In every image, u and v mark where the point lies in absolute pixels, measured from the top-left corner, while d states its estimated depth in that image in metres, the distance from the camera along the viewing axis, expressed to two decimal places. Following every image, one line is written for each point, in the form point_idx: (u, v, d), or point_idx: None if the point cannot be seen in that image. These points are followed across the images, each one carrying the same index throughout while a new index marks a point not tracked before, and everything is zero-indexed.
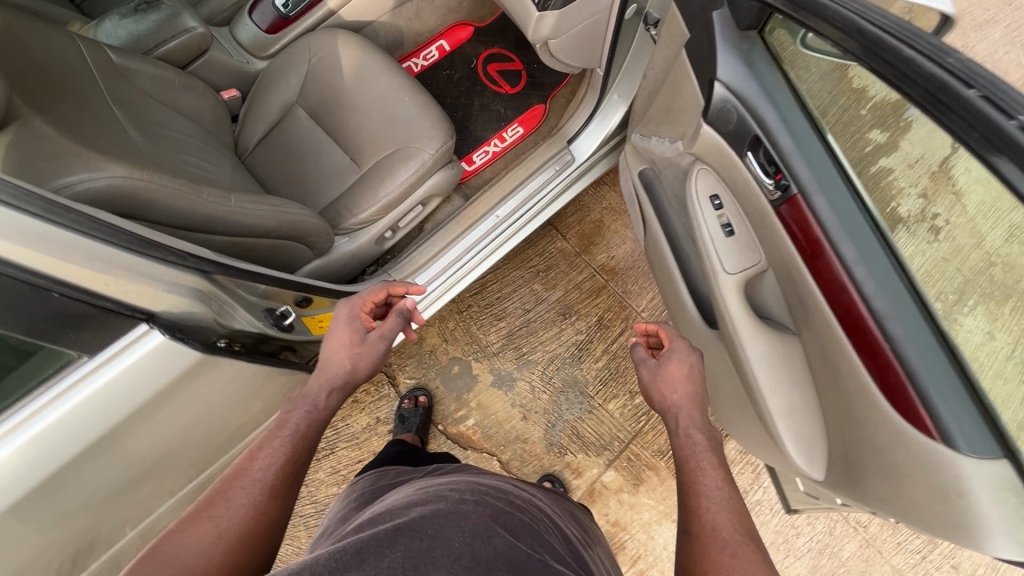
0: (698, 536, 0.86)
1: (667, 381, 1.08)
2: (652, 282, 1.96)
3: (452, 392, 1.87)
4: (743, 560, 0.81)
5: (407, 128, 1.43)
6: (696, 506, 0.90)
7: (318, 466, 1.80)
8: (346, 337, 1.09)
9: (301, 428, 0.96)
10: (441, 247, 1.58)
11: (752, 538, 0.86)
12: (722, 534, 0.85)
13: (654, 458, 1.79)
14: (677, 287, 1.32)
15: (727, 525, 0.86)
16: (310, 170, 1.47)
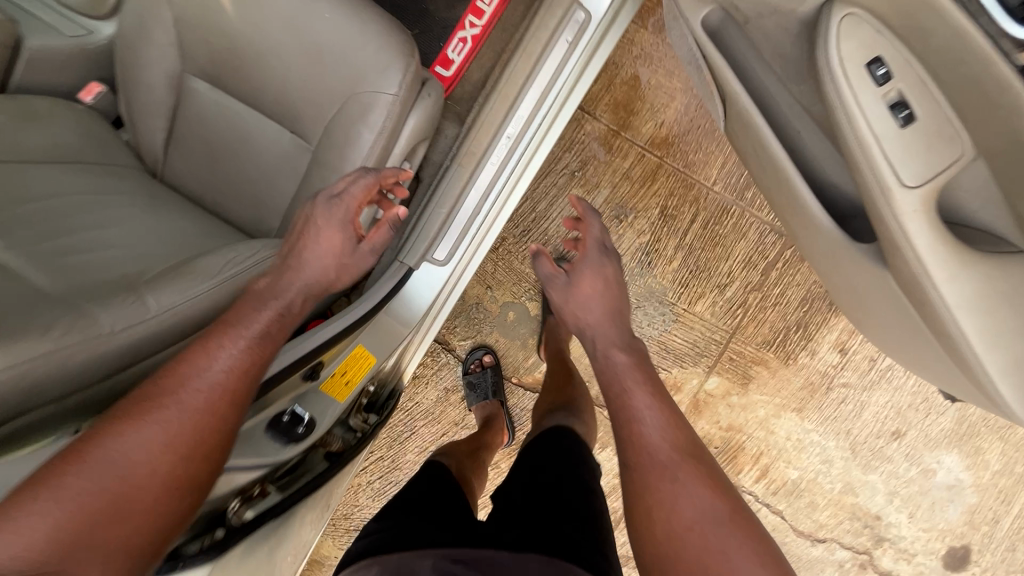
0: (642, 471, 0.89)
1: (579, 298, 1.10)
2: (718, 143, 1.52)
3: (515, 341, 1.64)
4: (683, 479, 0.86)
5: (346, 65, 0.95)
6: (633, 436, 0.92)
7: (405, 449, 1.70)
8: (335, 242, 0.93)
9: (254, 331, 0.84)
10: (453, 202, 1.19)
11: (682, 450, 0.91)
12: (658, 457, 0.89)
13: (760, 352, 1.56)
14: (792, 188, 0.92)
15: (661, 445, 0.90)
16: (247, 164, 1.07)
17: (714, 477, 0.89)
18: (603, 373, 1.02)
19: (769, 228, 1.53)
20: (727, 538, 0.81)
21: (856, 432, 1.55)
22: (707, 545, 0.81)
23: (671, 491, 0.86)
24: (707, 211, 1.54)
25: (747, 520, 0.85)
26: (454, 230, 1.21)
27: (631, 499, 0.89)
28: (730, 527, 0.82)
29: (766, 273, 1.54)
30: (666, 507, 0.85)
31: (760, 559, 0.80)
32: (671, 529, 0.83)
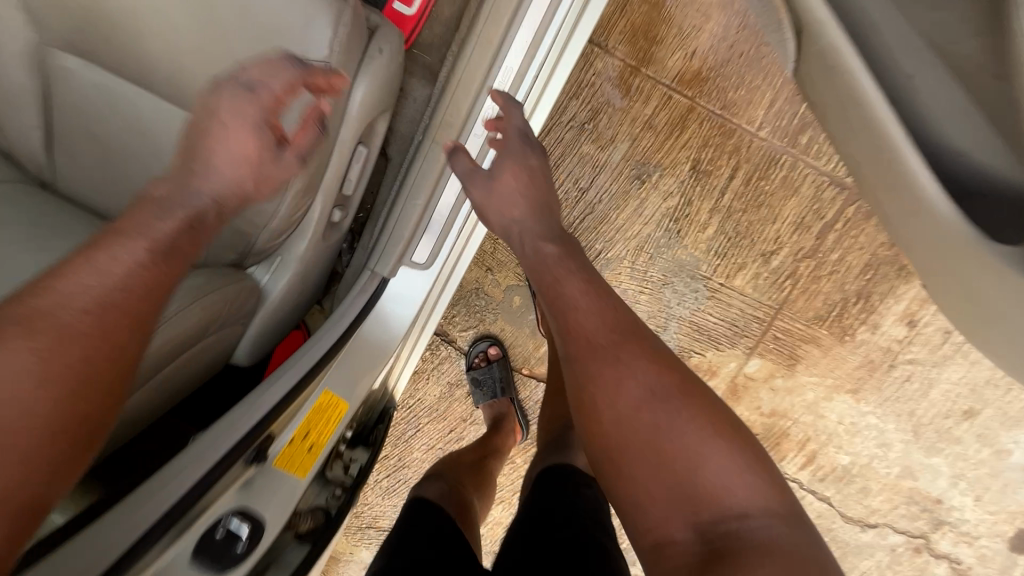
0: (586, 367, 0.73)
1: (501, 194, 0.88)
2: (764, 75, 1.20)
3: (524, 328, 1.43)
4: (627, 358, 0.72)
5: (261, 29, 0.69)
6: (569, 324, 0.77)
7: (410, 448, 1.55)
8: (247, 145, 0.67)
9: (160, 239, 0.60)
10: (428, 192, 0.93)
11: (621, 330, 0.75)
12: (599, 340, 0.74)
13: (811, 329, 1.33)
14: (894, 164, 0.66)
15: (599, 326, 0.75)
16: (155, 167, 0.82)
17: (660, 353, 0.75)
18: (537, 270, 0.83)
19: (828, 181, 1.24)
20: (675, 412, 0.69)
21: (920, 413, 1.35)
22: (656, 425, 0.68)
23: (613, 377, 0.71)
24: (751, 163, 1.25)
25: (695, 388, 0.72)
26: (436, 225, 0.97)
27: (577, 384, 0.74)
28: (684, 404, 0.69)
29: (822, 237, 1.27)
30: (611, 401, 0.70)
31: (707, 425, 0.68)
32: (619, 412, 0.69)
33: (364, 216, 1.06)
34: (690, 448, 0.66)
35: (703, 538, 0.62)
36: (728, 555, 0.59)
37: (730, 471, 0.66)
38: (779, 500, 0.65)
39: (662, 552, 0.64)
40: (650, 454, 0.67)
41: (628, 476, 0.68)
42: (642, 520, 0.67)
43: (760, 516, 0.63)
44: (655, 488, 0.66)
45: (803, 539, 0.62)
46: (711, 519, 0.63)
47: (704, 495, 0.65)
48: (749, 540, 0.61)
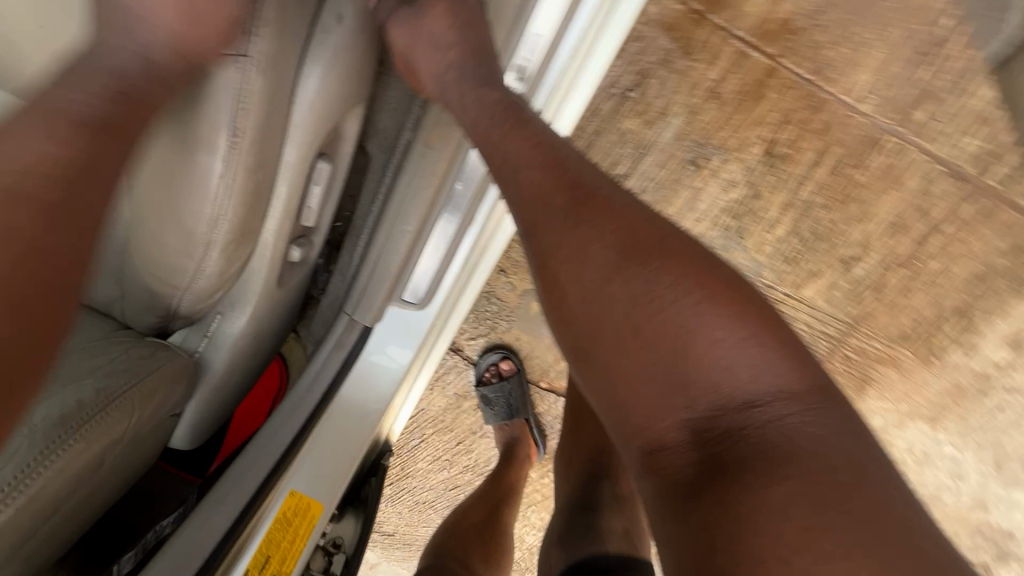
0: (538, 237, 0.51)
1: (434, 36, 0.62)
2: (875, 26, 0.90)
3: (543, 338, 1.22)
4: (591, 225, 0.50)
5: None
6: (513, 186, 0.54)
7: (412, 460, 1.39)
8: None
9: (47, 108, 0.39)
10: (420, 215, 0.66)
11: (575, 180, 0.53)
12: (551, 207, 0.52)
13: (891, 349, 1.10)
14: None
15: (548, 185, 0.53)
16: None
17: (629, 204, 0.51)
18: (473, 122, 0.59)
19: (941, 171, 0.96)
20: (656, 278, 0.47)
21: (1006, 445, 1.15)
22: (628, 300, 0.46)
23: (569, 244, 0.50)
24: (842, 146, 0.97)
25: (679, 241, 0.50)
26: (434, 255, 0.72)
27: (530, 256, 0.53)
28: (668, 267, 0.47)
29: (922, 242, 1.01)
30: (570, 278, 0.49)
31: (704, 291, 0.46)
32: (584, 290, 0.48)
33: (341, 230, 0.79)
34: (678, 327, 0.45)
35: (698, 438, 0.44)
36: (730, 465, 0.42)
37: (734, 349, 0.44)
38: (806, 380, 0.45)
39: (646, 459, 0.46)
40: (627, 340, 0.46)
41: (602, 374, 0.47)
42: (621, 426, 0.47)
43: (774, 407, 0.44)
44: (636, 381, 0.46)
45: (835, 429, 0.43)
46: (709, 415, 0.44)
47: (698, 385, 0.45)
48: (757, 446, 0.42)
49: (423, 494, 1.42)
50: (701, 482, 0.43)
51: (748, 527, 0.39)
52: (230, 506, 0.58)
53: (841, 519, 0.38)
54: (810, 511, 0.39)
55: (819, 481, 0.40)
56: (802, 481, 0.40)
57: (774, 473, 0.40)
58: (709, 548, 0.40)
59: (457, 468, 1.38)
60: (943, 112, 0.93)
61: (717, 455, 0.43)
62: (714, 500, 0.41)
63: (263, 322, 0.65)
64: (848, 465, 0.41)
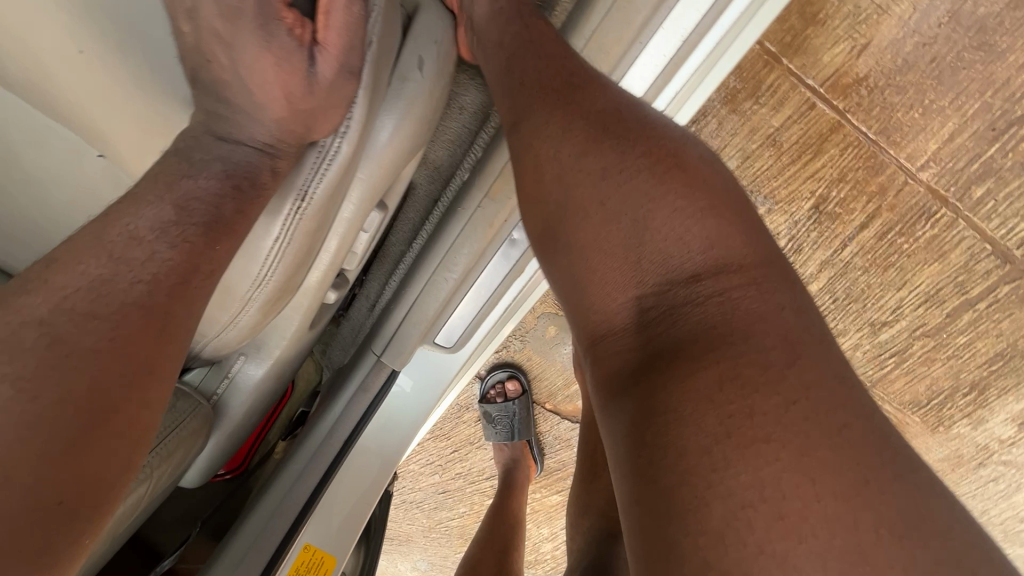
0: (513, 117, 0.46)
1: None
2: (955, 95, 0.84)
3: (555, 361, 1.19)
4: (578, 102, 0.43)
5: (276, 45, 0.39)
6: (503, 67, 0.48)
7: (406, 460, 1.37)
8: None
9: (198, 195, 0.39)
10: (469, 262, 0.61)
11: (572, 62, 0.46)
12: (538, 83, 0.45)
13: (901, 413, 1.10)
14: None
15: (537, 69, 0.46)
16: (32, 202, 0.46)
17: (617, 84, 0.45)
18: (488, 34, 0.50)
19: (988, 251, 0.92)
20: (626, 150, 0.40)
21: (993, 512, 1.17)
22: (593, 171, 0.40)
23: (541, 117, 0.43)
24: (895, 212, 0.93)
25: (653, 119, 0.43)
26: (472, 304, 0.67)
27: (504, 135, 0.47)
28: (634, 141, 0.41)
29: (954, 316, 0.99)
30: (534, 148, 0.43)
31: (674, 169, 0.39)
32: (550, 162, 0.42)
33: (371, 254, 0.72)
34: (634, 198, 0.39)
35: (643, 321, 0.37)
36: (667, 344, 0.35)
37: (692, 223, 0.38)
38: (768, 261, 0.37)
39: (593, 347, 0.40)
40: (589, 213, 0.40)
41: (565, 253, 0.41)
42: (576, 316, 0.41)
43: (729, 283, 0.36)
44: (596, 261, 0.39)
45: (788, 310, 0.34)
46: (656, 288, 0.37)
47: (652, 261, 0.38)
48: (703, 323, 0.35)
49: (411, 494, 1.40)
50: (640, 366, 0.35)
51: (675, 409, 0.31)
52: (258, 557, 0.55)
53: (782, 407, 0.30)
54: (738, 390, 0.31)
55: (762, 363, 0.31)
56: (739, 358, 0.32)
57: (708, 348, 0.33)
58: (631, 436, 0.33)
59: (449, 474, 1.36)
60: (1005, 192, 0.88)
61: (658, 336, 0.36)
62: (646, 380, 0.34)
63: (287, 365, 0.60)
64: (786, 346, 0.32)
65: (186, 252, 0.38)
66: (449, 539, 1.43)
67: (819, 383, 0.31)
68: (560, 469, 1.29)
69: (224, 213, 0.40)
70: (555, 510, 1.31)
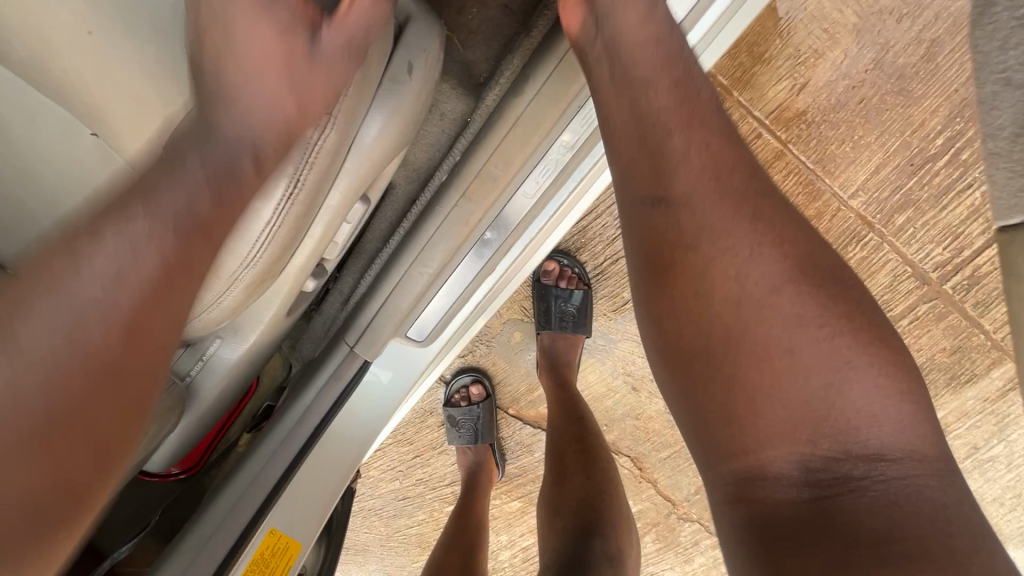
0: (674, 205, 0.49)
1: None
2: (880, 133, 0.95)
3: (520, 366, 1.23)
4: (756, 239, 0.48)
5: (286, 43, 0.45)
6: (667, 141, 0.50)
7: (367, 466, 1.36)
8: None
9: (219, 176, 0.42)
10: (443, 260, 0.65)
11: (749, 179, 0.50)
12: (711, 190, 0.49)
13: None
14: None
15: (709, 168, 0.49)
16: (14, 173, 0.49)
17: (809, 234, 0.50)
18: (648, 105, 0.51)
19: (909, 273, 1.03)
20: (819, 308, 0.47)
21: None
22: (785, 320, 0.46)
23: (729, 232, 0.48)
24: (830, 235, 1.03)
25: (840, 272, 0.50)
26: (448, 306, 0.72)
27: (649, 211, 0.50)
28: (830, 299, 0.47)
29: None
30: (713, 264, 0.48)
31: (871, 341, 0.47)
32: (738, 293, 0.47)
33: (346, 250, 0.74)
34: (828, 365, 0.46)
35: (813, 479, 0.45)
36: (850, 513, 0.43)
37: (881, 401, 0.45)
38: (936, 446, 0.46)
39: (743, 483, 0.47)
40: (773, 360, 0.46)
41: (727, 386, 0.47)
42: (720, 444, 0.48)
43: (904, 465, 0.44)
44: (774, 413, 0.46)
45: (953, 496, 0.44)
46: (834, 454, 0.45)
47: (835, 425, 0.45)
48: (876, 492, 0.44)
49: (370, 500, 1.38)
50: (815, 517, 0.44)
51: (861, 559, 0.41)
52: (222, 542, 0.56)
53: (935, 553, 0.40)
54: (920, 555, 0.40)
55: (926, 523, 0.42)
56: (912, 521, 0.42)
57: (894, 525, 0.42)
58: (782, 550, 0.43)
59: (411, 480, 1.36)
60: (921, 220, 0.99)
61: (838, 500, 0.44)
62: (825, 534, 0.43)
63: (262, 350, 0.61)
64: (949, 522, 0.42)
65: (204, 216, 0.40)
66: (406, 547, 1.41)
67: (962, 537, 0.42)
68: (520, 475, 1.31)
69: (234, 182, 0.43)
70: (514, 516, 1.33)
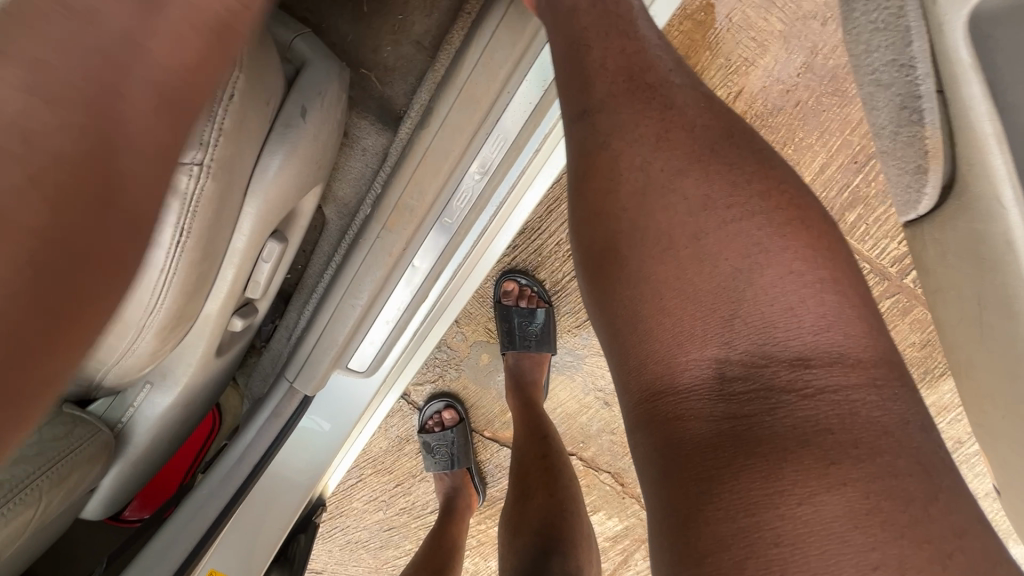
0: (592, 112, 0.47)
1: None
2: (820, 134, 0.96)
3: (491, 389, 1.24)
4: (676, 134, 0.45)
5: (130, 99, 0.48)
6: (585, 57, 0.49)
7: (350, 498, 1.34)
8: None
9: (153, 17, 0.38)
10: (372, 292, 0.65)
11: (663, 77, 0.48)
12: (620, 88, 0.47)
13: None
14: (1004, 301, 0.43)
15: (612, 76, 0.48)
16: None
17: (741, 125, 0.48)
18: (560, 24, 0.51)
19: (868, 269, 1.02)
20: (734, 192, 0.43)
21: None
22: (691, 203, 0.43)
23: (638, 127, 0.46)
24: None
25: (767, 164, 0.45)
26: (385, 327, 0.72)
27: (572, 127, 0.49)
28: (744, 179, 0.43)
29: None
30: (622, 159, 0.45)
31: (786, 222, 0.42)
32: (643, 181, 0.44)
33: (291, 285, 0.77)
34: (736, 248, 0.41)
35: (727, 385, 0.39)
36: (774, 428, 0.37)
37: (797, 291, 0.40)
38: (878, 354, 0.40)
39: (651, 397, 0.41)
40: (677, 249, 0.42)
41: (635, 280, 0.43)
42: (631, 357, 0.43)
43: (831, 370, 0.38)
44: (678, 307, 0.41)
45: (905, 421, 0.37)
46: (750, 357, 0.39)
47: (751, 321, 0.40)
48: (798, 406, 0.37)
49: (355, 533, 1.36)
50: (730, 436, 0.38)
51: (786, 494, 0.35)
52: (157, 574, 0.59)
53: (856, 476, 0.35)
54: (851, 478, 0.35)
55: (854, 449, 0.36)
56: (835, 442, 0.36)
57: (828, 440, 0.36)
58: (693, 476, 0.37)
59: (394, 509, 1.35)
60: (873, 217, 0.99)
61: (758, 417, 0.38)
62: (745, 450, 0.37)
63: (196, 393, 0.63)
64: (894, 451, 0.36)
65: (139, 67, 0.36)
66: None
67: (893, 464, 0.35)
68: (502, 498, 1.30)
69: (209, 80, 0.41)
70: None
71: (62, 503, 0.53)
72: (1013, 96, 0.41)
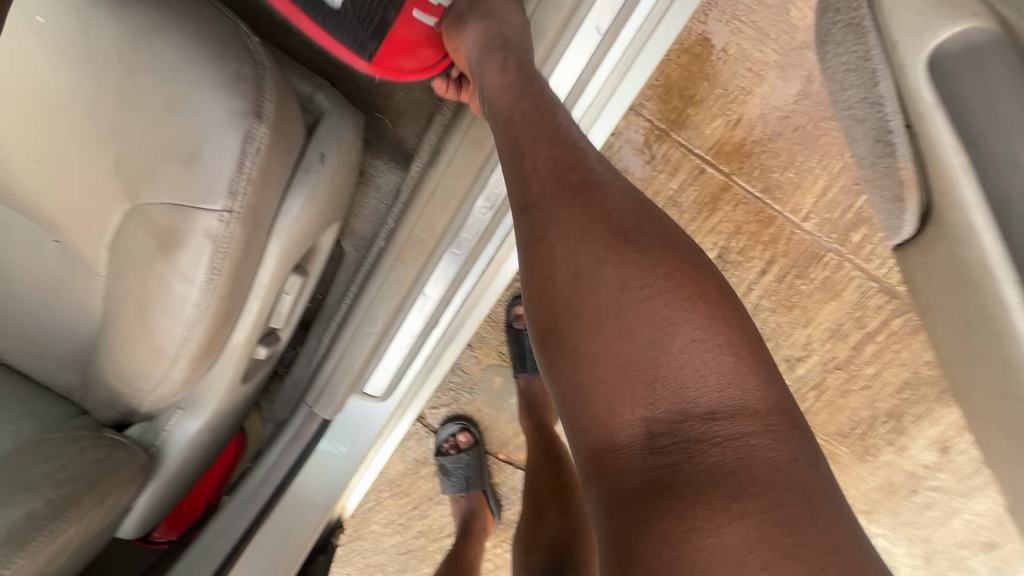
0: (531, 209, 0.49)
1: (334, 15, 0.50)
2: (820, 157, 0.98)
3: (505, 412, 1.26)
4: (591, 215, 0.46)
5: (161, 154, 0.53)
6: (522, 157, 0.51)
7: (367, 521, 1.35)
8: None
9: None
10: (387, 319, 0.69)
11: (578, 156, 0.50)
12: (544, 185, 0.49)
13: (831, 444, 1.15)
14: (987, 321, 0.44)
15: (539, 166, 0.50)
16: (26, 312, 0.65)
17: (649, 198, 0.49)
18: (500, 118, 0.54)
19: (876, 288, 1.03)
20: (645, 262, 0.44)
21: (935, 541, 1.17)
22: (611, 285, 0.43)
23: (565, 220, 0.47)
24: (789, 258, 1.04)
25: (675, 234, 0.46)
26: (398, 353, 0.75)
27: (517, 221, 0.51)
28: (653, 254, 0.44)
29: (857, 348, 1.07)
30: (554, 252, 0.46)
31: (691, 293, 0.43)
32: (572, 269, 0.45)
33: (312, 314, 0.82)
34: (650, 320, 0.42)
35: (653, 444, 0.41)
36: (693, 483, 0.38)
37: (700, 354, 0.41)
38: (774, 401, 0.41)
39: (598, 464, 0.42)
40: (603, 324, 0.43)
41: (572, 357, 0.44)
42: (574, 423, 0.44)
43: (736, 422, 0.40)
44: (607, 376, 0.42)
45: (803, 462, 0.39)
46: (669, 417, 0.41)
47: (669, 385, 0.41)
48: (711, 459, 0.39)
49: (372, 556, 1.38)
50: (660, 499, 0.39)
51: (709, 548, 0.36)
52: None
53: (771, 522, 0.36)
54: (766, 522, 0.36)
55: (750, 486, 0.37)
56: (746, 491, 0.37)
57: (744, 494, 0.37)
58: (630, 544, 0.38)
59: (411, 532, 1.36)
60: (878, 237, 1.00)
61: (680, 475, 0.39)
62: (672, 512, 0.38)
63: (223, 418, 0.67)
64: (806, 501, 0.37)
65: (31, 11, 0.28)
66: None
67: (783, 497, 0.37)
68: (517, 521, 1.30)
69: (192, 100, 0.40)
70: None
71: (103, 518, 0.57)
72: (974, 125, 0.44)
